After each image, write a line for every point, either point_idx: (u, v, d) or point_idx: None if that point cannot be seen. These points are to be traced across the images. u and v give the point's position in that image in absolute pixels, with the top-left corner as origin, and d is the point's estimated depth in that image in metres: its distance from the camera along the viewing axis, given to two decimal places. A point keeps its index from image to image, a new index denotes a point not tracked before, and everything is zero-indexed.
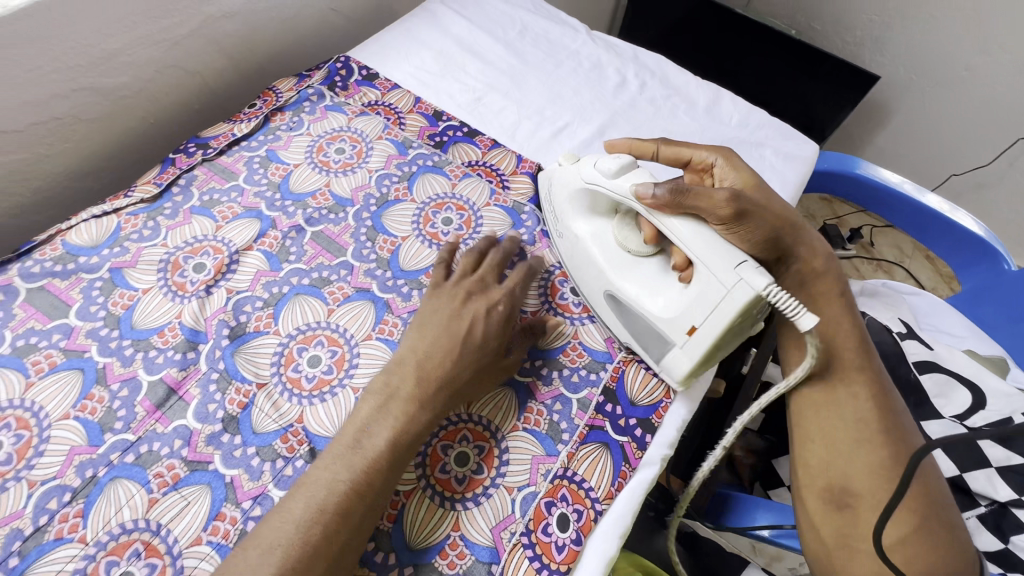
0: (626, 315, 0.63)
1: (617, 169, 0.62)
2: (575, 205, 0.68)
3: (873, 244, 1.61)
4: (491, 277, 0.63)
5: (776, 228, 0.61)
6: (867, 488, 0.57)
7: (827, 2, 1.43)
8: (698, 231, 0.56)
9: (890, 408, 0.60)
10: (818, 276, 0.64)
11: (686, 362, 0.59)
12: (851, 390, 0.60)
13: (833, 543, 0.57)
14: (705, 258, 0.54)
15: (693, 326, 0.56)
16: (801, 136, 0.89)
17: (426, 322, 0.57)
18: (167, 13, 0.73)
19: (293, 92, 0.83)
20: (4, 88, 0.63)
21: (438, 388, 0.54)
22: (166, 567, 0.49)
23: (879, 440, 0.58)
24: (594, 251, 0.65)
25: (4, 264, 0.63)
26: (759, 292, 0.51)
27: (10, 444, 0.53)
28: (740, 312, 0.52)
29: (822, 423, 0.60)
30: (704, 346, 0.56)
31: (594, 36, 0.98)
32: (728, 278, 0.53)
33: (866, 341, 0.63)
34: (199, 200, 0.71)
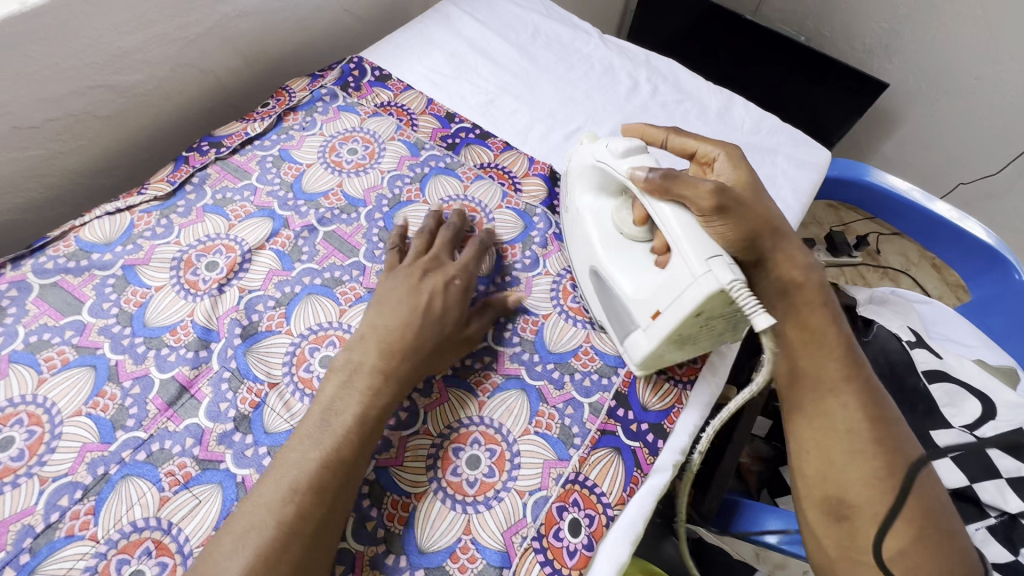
0: (605, 291, 0.63)
1: (625, 150, 0.62)
2: (586, 180, 0.68)
3: (879, 252, 1.61)
4: (445, 254, 0.65)
5: (755, 232, 0.60)
6: (864, 500, 0.54)
7: (838, 10, 1.43)
8: (681, 217, 0.55)
9: (883, 417, 0.58)
10: (799, 286, 0.63)
11: (642, 347, 0.58)
12: (840, 399, 0.58)
13: (835, 555, 0.55)
14: (681, 243, 0.53)
15: (657, 310, 0.55)
16: (813, 142, 0.89)
17: (384, 299, 0.60)
18: (183, 11, 0.73)
19: (306, 92, 0.83)
20: (21, 84, 0.63)
21: (405, 357, 0.56)
22: (176, 566, 0.48)
23: (873, 450, 0.55)
24: (589, 226, 0.65)
25: (18, 259, 0.63)
26: (721, 287, 0.49)
27: (22, 440, 0.53)
28: (697, 304, 0.51)
29: (815, 434, 0.58)
30: (660, 334, 0.55)
31: (607, 39, 0.98)
32: (696, 268, 0.51)
33: (853, 349, 0.62)
34: (212, 198, 0.71)
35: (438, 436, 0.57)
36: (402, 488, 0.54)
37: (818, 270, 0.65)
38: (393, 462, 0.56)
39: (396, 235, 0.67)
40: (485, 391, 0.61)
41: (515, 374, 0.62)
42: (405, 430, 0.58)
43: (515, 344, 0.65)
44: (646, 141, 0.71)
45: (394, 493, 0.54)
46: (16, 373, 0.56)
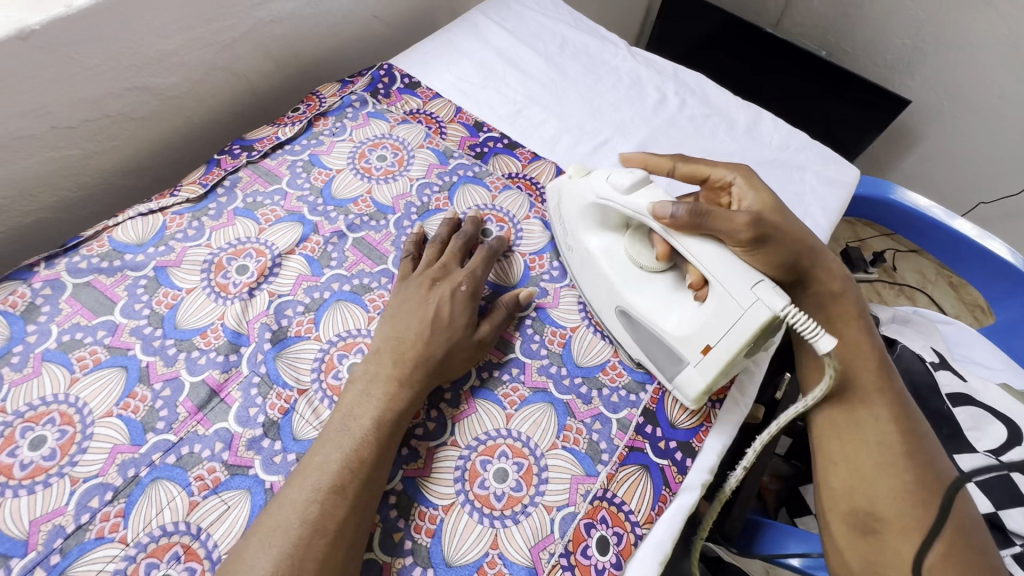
0: (636, 332, 0.62)
1: (631, 185, 0.60)
2: (586, 220, 0.67)
3: (895, 268, 1.59)
4: (454, 263, 0.65)
5: (797, 255, 0.62)
6: (893, 512, 0.52)
7: (859, 24, 1.36)
8: (715, 251, 0.56)
9: (916, 432, 0.57)
10: (834, 299, 0.64)
11: (697, 386, 0.57)
12: (873, 411, 0.57)
13: (859, 569, 0.52)
14: (722, 277, 0.54)
15: (708, 345, 0.55)
16: (842, 160, 0.88)
17: (397, 310, 0.61)
18: (221, 15, 0.73)
19: (336, 98, 0.84)
20: (61, 84, 0.64)
21: (417, 363, 0.56)
22: (204, 572, 0.48)
23: (904, 463, 0.54)
24: (605, 267, 0.64)
25: (51, 258, 0.64)
26: (776, 313, 0.51)
27: (54, 439, 0.53)
28: (755, 332, 0.52)
29: (844, 446, 0.57)
30: (716, 370, 0.55)
31: (635, 52, 0.98)
32: (744, 299, 0.53)
33: (886, 364, 0.61)
34: (243, 201, 0.72)
35: (465, 449, 0.57)
36: (429, 500, 0.54)
37: (853, 285, 0.66)
38: (420, 473, 0.55)
39: (410, 243, 0.68)
40: (512, 404, 0.60)
41: (543, 388, 0.62)
42: (432, 440, 0.57)
43: (543, 356, 0.65)
44: (652, 171, 0.69)
45: (421, 504, 0.54)
46: (49, 372, 0.57)
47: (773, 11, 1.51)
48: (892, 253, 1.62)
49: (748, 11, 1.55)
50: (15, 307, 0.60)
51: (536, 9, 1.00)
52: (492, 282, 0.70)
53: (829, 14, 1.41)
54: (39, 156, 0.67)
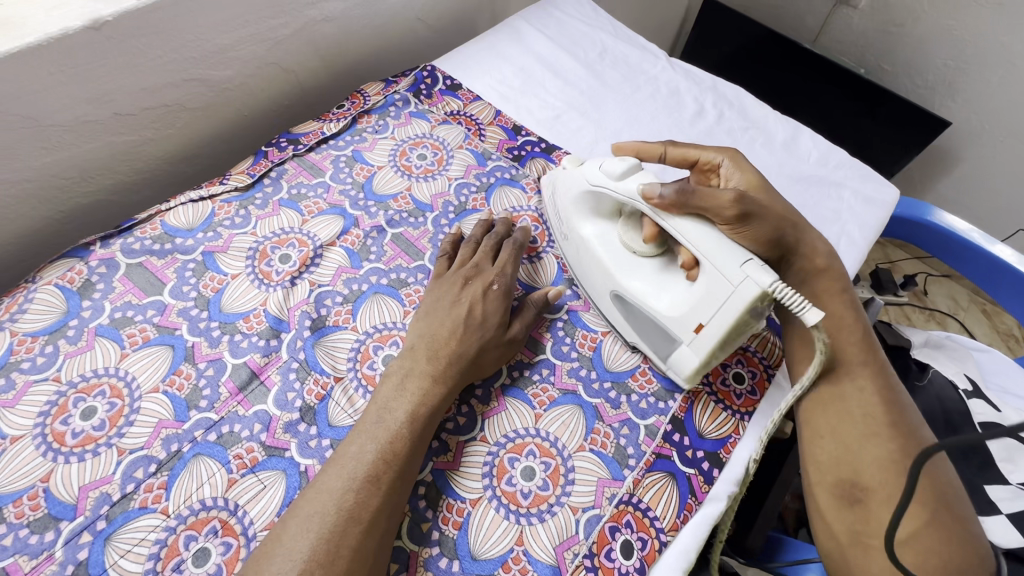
0: (633, 313, 0.63)
1: (622, 172, 0.61)
2: (580, 208, 0.68)
3: (926, 292, 1.55)
4: (486, 261, 0.66)
5: (780, 226, 0.63)
6: (878, 482, 0.53)
7: (900, 43, 1.34)
8: (704, 231, 0.56)
9: (897, 402, 0.58)
10: (820, 274, 0.65)
11: (689, 363, 0.58)
12: (857, 383, 0.58)
13: (846, 540, 0.53)
14: (711, 256, 0.54)
15: (700, 324, 0.56)
16: (882, 179, 0.87)
17: (431, 309, 0.62)
18: (276, 13, 0.76)
19: (380, 97, 0.86)
20: (127, 74, 0.67)
21: (450, 360, 0.57)
22: (240, 548, 0.50)
23: (887, 432, 0.55)
24: (599, 253, 0.65)
25: (107, 238, 0.67)
26: (765, 289, 0.51)
27: (104, 411, 0.56)
28: (744, 309, 0.53)
29: (830, 419, 0.57)
30: (709, 348, 0.56)
31: (674, 62, 0.98)
32: (735, 276, 0.53)
33: (869, 338, 0.62)
34: (288, 193, 0.74)
35: (494, 445, 0.58)
36: (457, 492, 0.55)
37: (838, 260, 0.67)
38: (449, 466, 0.56)
39: (446, 242, 0.69)
40: (542, 404, 0.61)
41: (572, 390, 0.63)
42: (462, 435, 0.58)
43: (573, 359, 0.65)
44: (643, 157, 0.70)
45: (449, 497, 0.55)
46: (101, 346, 0.59)
47: (812, 27, 1.49)
48: (924, 277, 1.59)
49: (785, 25, 1.55)
50: (72, 283, 0.63)
51: (577, 17, 1.02)
52: (524, 283, 0.71)
53: (870, 31, 1.38)
54: (101, 140, 0.70)
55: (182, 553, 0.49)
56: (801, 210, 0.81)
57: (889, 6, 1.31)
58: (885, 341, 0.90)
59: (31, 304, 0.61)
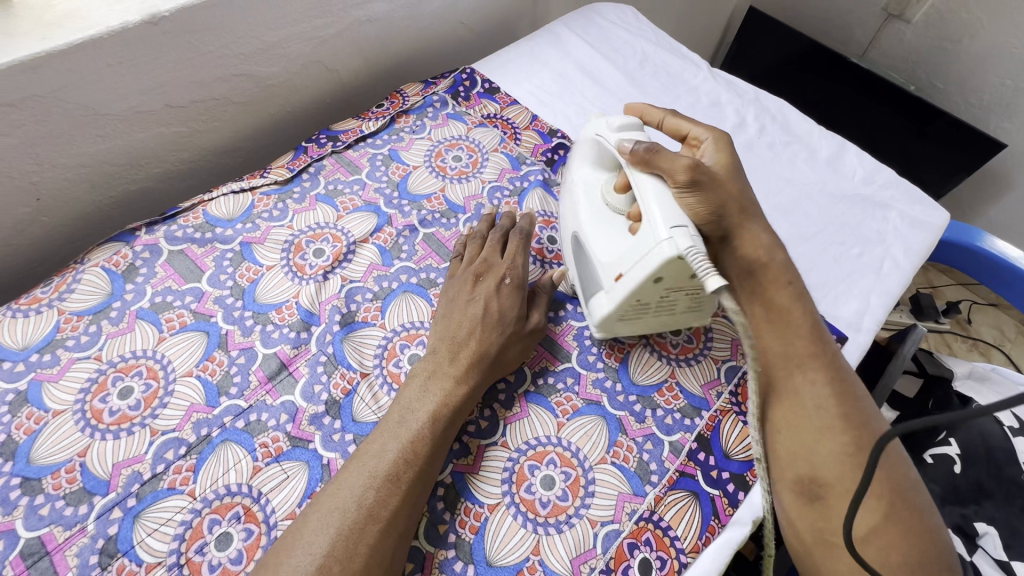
0: (579, 259, 0.65)
1: (623, 124, 0.63)
2: (583, 153, 0.69)
3: (970, 321, 1.48)
4: (494, 256, 0.66)
5: (723, 207, 0.59)
6: (835, 476, 0.50)
7: (954, 59, 1.28)
8: (657, 188, 0.56)
9: (850, 393, 0.54)
10: (763, 265, 0.60)
11: (603, 309, 0.59)
12: (808, 376, 0.54)
13: (811, 540, 0.51)
14: (648, 212, 0.54)
15: (620, 273, 0.56)
16: (930, 201, 0.83)
17: (450, 309, 0.62)
18: (323, 13, 0.78)
19: (419, 97, 0.87)
20: (179, 69, 0.70)
21: (472, 360, 0.57)
22: (261, 535, 0.51)
23: (840, 426, 0.51)
24: (578, 194, 0.66)
25: (152, 224, 0.69)
26: (681, 253, 0.50)
27: (140, 391, 0.57)
28: (657, 268, 0.52)
29: (786, 415, 0.54)
30: (619, 298, 0.56)
31: (716, 73, 0.97)
32: (659, 234, 0.52)
33: (821, 329, 0.58)
34: (325, 188, 0.75)
35: (515, 451, 0.58)
36: (475, 496, 0.55)
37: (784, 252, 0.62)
38: (469, 469, 0.56)
39: (458, 243, 0.69)
40: (565, 412, 0.61)
41: (596, 401, 0.62)
42: (484, 439, 0.58)
43: (598, 369, 0.64)
44: (644, 121, 0.71)
45: (467, 500, 0.54)
46: (140, 329, 0.62)
47: (860, 41, 1.45)
48: (968, 304, 1.51)
49: (833, 38, 1.51)
50: (117, 266, 0.66)
51: (619, 25, 1.01)
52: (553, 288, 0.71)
53: (923, 46, 1.32)
54: (152, 130, 0.73)
55: (205, 536, 0.50)
56: (843, 228, 0.79)
57: (944, 21, 1.26)
58: (925, 369, 0.87)
59: (79, 284, 0.64)
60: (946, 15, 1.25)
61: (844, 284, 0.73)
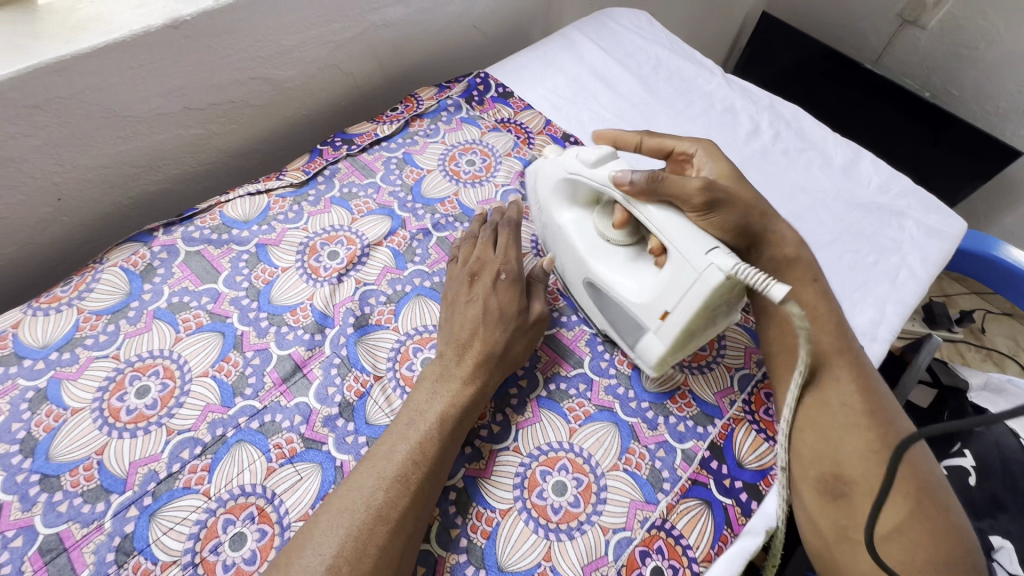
0: (603, 302, 0.63)
1: (598, 159, 0.61)
2: (558, 197, 0.68)
3: (984, 330, 1.47)
4: (487, 253, 0.66)
5: (747, 216, 0.61)
6: (860, 473, 0.49)
7: (971, 67, 1.27)
8: (670, 217, 0.55)
9: (874, 390, 0.55)
10: (789, 263, 0.62)
11: (655, 351, 0.57)
12: (833, 374, 0.55)
13: (833, 538, 0.49)
14: (676, 242, 0.53)
15: (665, 311, 0.55)
16: (947, 210, 0.82)
17: (452, 311, 0.62)
18: (340, 17, 0.78)
19: (433, 101, 0.87)
20: (199, 72, 0.70)
21: (478, 360, 0.57)
22: (274, 536, 0.51)
23: (866, 422, 0.52)
24: (573, 239, 0.65)
25: (169, 225, 0.70)
26: (728, 274, 0.49)
27: (157, 390, 0.58)
28: (707, 297, 0.51)
29: (811, 413, 0.54)
30: (672, 336, 0.55)
31: (730, 79, 0.96)
32: (698, 262, 0.51)
33: (844, 327, 0.59)
34: (339, 191, 0.76)
35: (527, 456, 0.58)
36: (487, 501, 0.55)
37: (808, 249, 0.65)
38: (480, 473, 0.56)
39: (452, 247, 0.69)
40: (577, 418, 0.60)
41: (609, 407, 0.62)
42: (496, 443, 0.58)
43: (611, 375, 0.64)
44: (620, 146, 0.70)
45: (479, 505, 0.55)
46: (158, 329, 0.62)
47: (874, 47, 1.44)
48: (982, 313, 1.50)
49: (846, 44, 1.50)
50: (135, 266, 0.67)
51: (633, 30, 1.01)
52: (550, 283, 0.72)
53: (939, 53, 1.31)
54: (171, 132, 0.74)
55: (219, 535, 0.51)
56: (858, 236, 0.78)
57: (960, 27, 1.25)
58: (940, 379, 0.88)
59: (97, 284, 0.65)
60: (963, 21, 1.24)
61: (859, 292, 0.73)
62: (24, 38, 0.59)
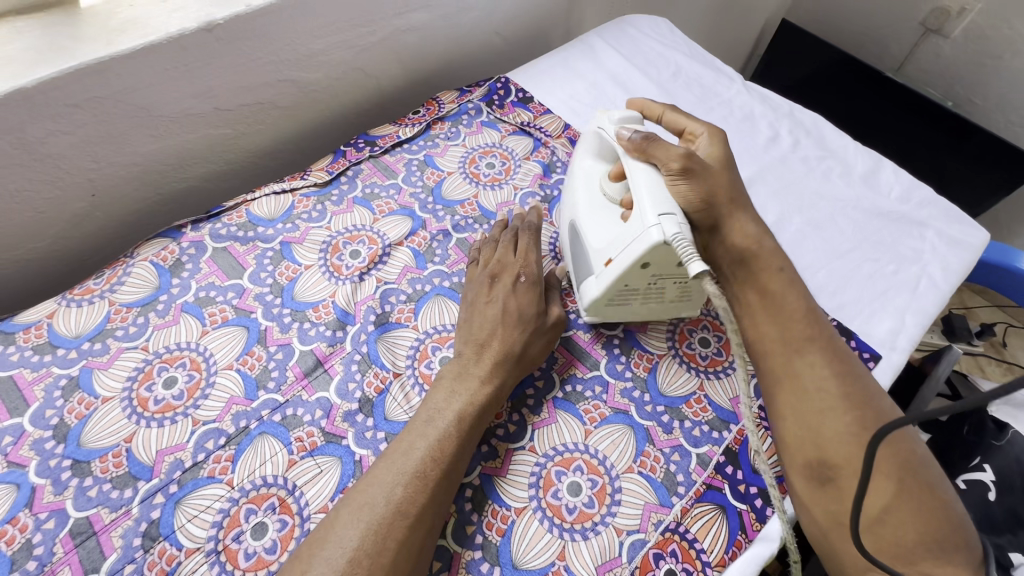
0: (574, 244, 0.67)
1: (621, 118, 0.65)
2: (587, 146, 0.70)
3: (1005, 344, 1.44)
4: (508, 255, 0.67)
5: (713, 194, 0.60)
6: (844, 457, 0.48)
7: (995, 76, 1.25)
8: (648, 176, 0.57)
9: (852, 373, 0.52)
10: (756, 254, 0.59)
11: (591, 293, 0.61)
12: (807, 359, 0.53)
13: (826, 524, 0.49)
14: (638, 199, 0.56)
15: (611, 257, 0.58)
16: (970, 220, 0.81)
17: (472, 311, 0.63)
18: (366, 22, 0.80)
19: (454, 105, 0.89)
20: (230, 74, 0.73)
21: (496, 359, 0.58)
22: (294, 527, 0.52)
23: (843, 406, 0.50)
24: (577, 184, 0.68)
25: (198, 222, 0.72)
26: (666, 239, 0.52)
27: (183, 382, 0.60)
28: (643, 252, 0.54)
29: (790, 399, 0.52)
30: (607, 281, 0.58)
31: (750, 86, 0.96)
32: (648, 221, 0.54)
33: (818, 312, 0.57)
34: (362, 191, 0.77)
35: (542, 457, 0.58)
36: (502, 499, 0.55)
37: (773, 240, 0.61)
38: (496, 472, 0.57)
39: (471, 250, 0.70)
40: (592, 420, 0.61)
41: (624, 410, 0.62)
42: (512, 442, 0.59)
43: (627, 379, 0.65)
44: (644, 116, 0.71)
45: (494, 503, 0.55)
46: (185, 322, 0.64)
47: (895, 55, 1.43)
48: (1004, 326, 1.47)
49: (868, 52, 1.49)
50: (165, 261, 0.69)
51: (652, 37, 1.01)
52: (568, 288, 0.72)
53: (960, 62, 1.30)
54: (201, 132, 0.76)
55: (241, 524, 0.52)
56: (878, 245, 0.78)
57: (984, 37, 1.24)
58: (958, 393, 0.88)
59: (128, 278, 0.67)
60: (987, 31, 1.23)
61: (878, 302, 0.72)
62: (67, 39, 0.61)
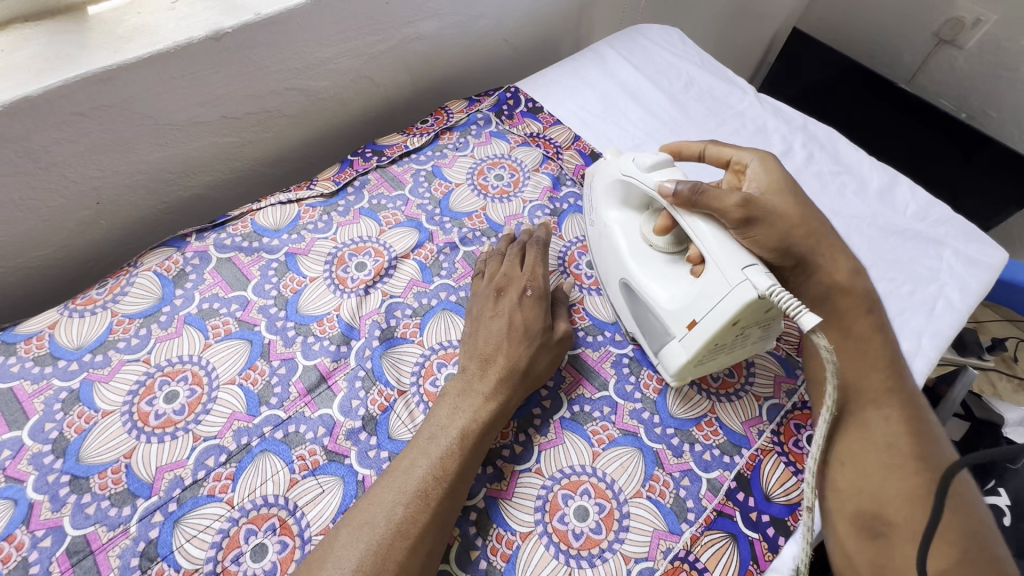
0: (635, 304, 0.64)
1: (652, 164, 0.61)
2: (609, 196, 0.69)
3: (1017, 359, 1.41)
4: (514, 269, 0.66)
5: (788, 235, 0.59)
6: (903, 516, 0.49)
7: (1010, 88, 1.23)
8: (715, 233, 0.55)
9: (925, 433, 0.54)
10: (842, 291, 0.60)
11: (677, 360, 0.58)
12: (881, 412, 0.54)
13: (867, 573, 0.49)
14: (717, 255, 0.53)
15: (694, 319, 0.55)
16: (989, 239, 0.80)
17: (476, 327, 0.62)
18: (375, 31, 0.79)
19: (463, 115, 0.88)
20: (237, 82, 0.72)
21: (500, 375, 0.57)
22: (295, 549, 0.51)
23: (913, 466, 0.51)
24: (618, 238, 0.66)
25: (202, 232, 0.71)
26: (761, 293, 0.49)
27: (185, 397, 0.59)
28: (737, 311, 0.51)
29: (851, 445, 0.54)
30: (697, 345, 0.55)
31: (763, 98, 0.95)
32: (734, 277, 0.51)
33: (899, 365, 0.58)
34: (368, 202, 0.76)
35: (549, 479, 0.57)
36: (508, 523, 0.54)
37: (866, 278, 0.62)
38: (502, 494, 0.56)
39: (478, 261, 0.69)
40: (600, 442, 0.60)
41: (633, 432, 0.61)
42: (518, 464, 0.58)
43: (636, 400, 0.63)
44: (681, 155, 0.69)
45: (499, 527, 0.54)
46: (188, 334, 0.63)
47: (908, 65, 1.41)
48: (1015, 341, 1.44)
49: (881, 61, 1.47)
50: (168, 271, 0.68)
51: (663, 47, 1.00)
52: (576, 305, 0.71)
53: (975, 74, 1.28)
54: (207, 140, 0.75)
55: (241, 545, 0.51)
56: (893, 264, 0.76)
57: (1000, 48, 1.21)
58: (973, 412, 0.86)
59: (131, 288, 0.66)
60: (1002, 42, 1.21)
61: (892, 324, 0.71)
62: (74, 47, 0.61)
